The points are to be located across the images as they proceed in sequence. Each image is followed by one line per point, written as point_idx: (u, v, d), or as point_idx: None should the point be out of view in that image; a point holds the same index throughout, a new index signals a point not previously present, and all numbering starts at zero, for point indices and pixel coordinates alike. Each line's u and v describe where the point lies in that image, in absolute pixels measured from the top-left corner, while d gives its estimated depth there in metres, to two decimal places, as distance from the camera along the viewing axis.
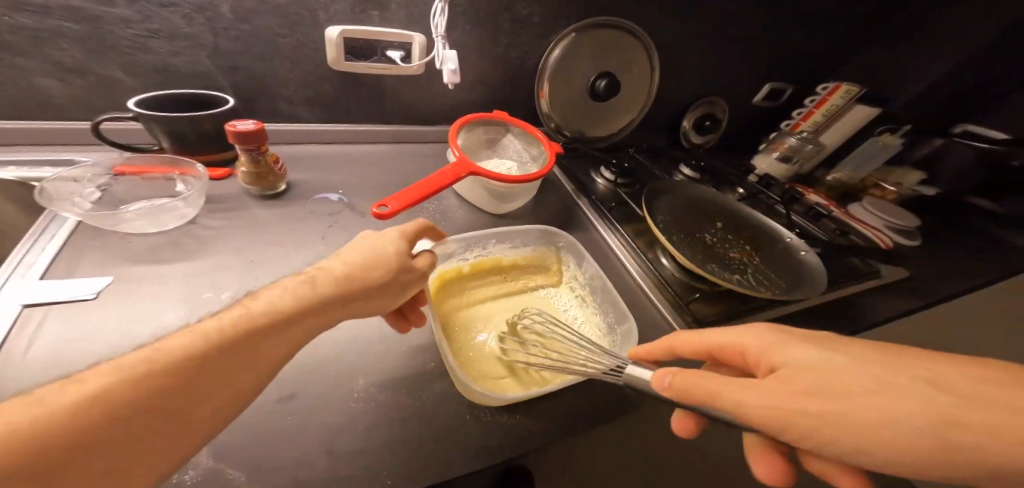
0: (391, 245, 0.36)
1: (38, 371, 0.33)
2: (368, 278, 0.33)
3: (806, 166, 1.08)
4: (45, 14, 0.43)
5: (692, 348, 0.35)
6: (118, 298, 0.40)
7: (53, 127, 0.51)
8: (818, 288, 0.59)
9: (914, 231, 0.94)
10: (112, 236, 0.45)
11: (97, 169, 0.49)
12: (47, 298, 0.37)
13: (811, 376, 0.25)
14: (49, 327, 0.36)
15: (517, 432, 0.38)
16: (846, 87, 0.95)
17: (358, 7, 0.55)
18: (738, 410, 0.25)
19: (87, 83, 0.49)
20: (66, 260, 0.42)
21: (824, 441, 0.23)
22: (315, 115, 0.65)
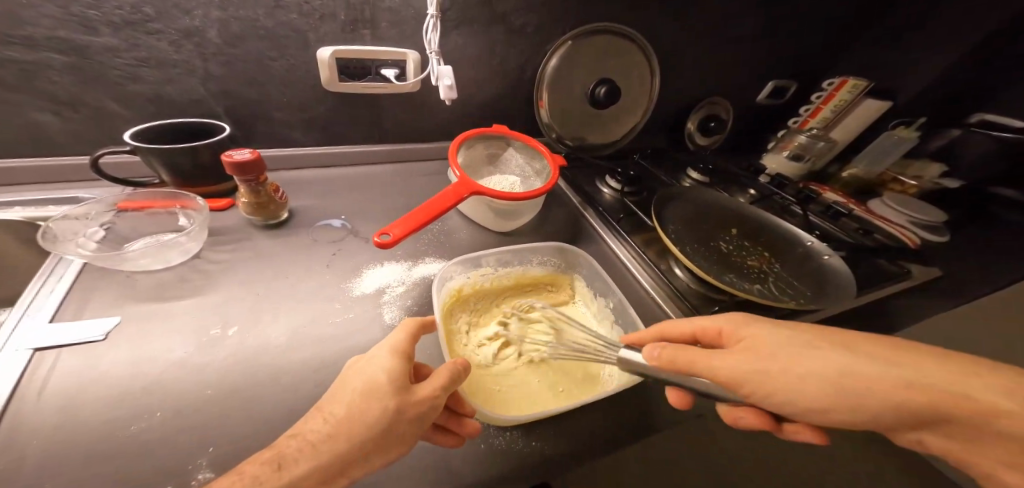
0: (382, 371, 0.29)
1: (47, 424, 0.27)
2: (361, 430, 0.26)
3: (818, 164, 1.05)
4: (33, 47, 0.42)
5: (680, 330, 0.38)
6: (131, 337, 0.34)
7: (47, 161, 0.50)
8: (848, 292, 0.54)
9: (942, 227, 0.89)
10: (118, 275, 0.40)
11: (100, 206, 0.46)
12: (59, 339, 0.33)
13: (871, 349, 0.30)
14: (64, 371, 0.31)
15: (533, 463, 0.34)
16: (853, 81, 0.93)
17: (348, 27, 0.54)
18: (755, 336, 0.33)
19: (82, 117, 0.49)
20: (81, 298, 0.37)
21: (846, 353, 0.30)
22: (311, 137, 0.64)
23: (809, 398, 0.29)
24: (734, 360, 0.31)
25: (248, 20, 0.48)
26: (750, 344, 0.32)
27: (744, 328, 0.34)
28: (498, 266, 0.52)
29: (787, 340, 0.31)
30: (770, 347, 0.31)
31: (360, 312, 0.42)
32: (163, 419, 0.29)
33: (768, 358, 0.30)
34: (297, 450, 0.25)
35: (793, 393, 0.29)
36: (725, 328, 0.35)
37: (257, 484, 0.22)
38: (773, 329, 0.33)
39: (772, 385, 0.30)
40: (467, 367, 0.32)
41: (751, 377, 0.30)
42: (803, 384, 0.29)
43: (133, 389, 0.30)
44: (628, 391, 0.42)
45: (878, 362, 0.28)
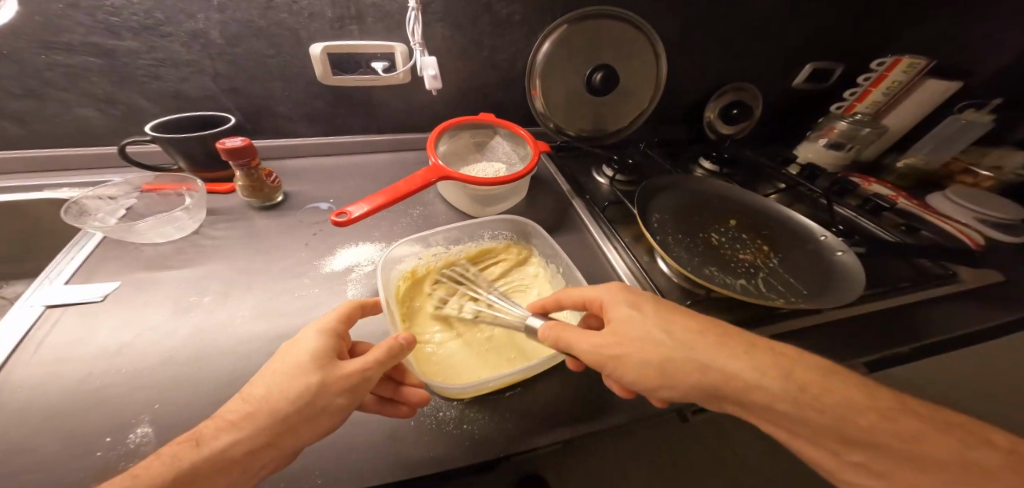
0: (306, 352, 0.29)
1: (38, 366, 0.33)
2: (280, 407, 0.26)
3: (864, 152, 0.94)
4: (73, 51, 0.49)
5: (569, 300, 0.38)
6: (121, 302, 0.40)
7: (92, 151, 0.58)
8: (855, 292, 0.47)
9: (1018, 225, 0.76)
10: (128, 247, 0.46)
11: (125, 187, 0.53)
12: (66, 298, 0.39)
13: (728, 338, 0.31)
14: (65, 325, 0.37)
15: (464, 443, 0.33)
16: (908, 60, 0.81)
17: (336, 23, 0.57)
18: (620, 320, 0.33)
19: (116, 111, 0.56)
20: (93, 266, 0.43)
21: (687, 344, 0.30)
22: (313, 129, 0.68)
23: (647, 377, 0.30)
24: (644, 353, 0.30)
25: (245, 22, 0.53)
26: (618, 329, 0.32)
27: (616, 307, 0.34)
28: (450, 244, 0.50)
29: (655, 321, 0.32)
30: (642, 330, 0.31)
31: (326, 288, 0.44)
32: (128, 378, 0.33)
33: (626, 342, 0.31)
34: (218, 428, 0.25)
35: (637, 374, 0.30)
36: (605, 302, 0.35)
37: (177, 461, 0.23)
38: (634, 308, 0.33)
39: (687, 373, 0.29)
40: (408, 343, 0.30)
41: (606, 359, 0.31)
42: (644, 367, 0.30)
43: (108, 351, 0.35)
44: (578, 381, 0.39)
45: (690, 346, 0.30)
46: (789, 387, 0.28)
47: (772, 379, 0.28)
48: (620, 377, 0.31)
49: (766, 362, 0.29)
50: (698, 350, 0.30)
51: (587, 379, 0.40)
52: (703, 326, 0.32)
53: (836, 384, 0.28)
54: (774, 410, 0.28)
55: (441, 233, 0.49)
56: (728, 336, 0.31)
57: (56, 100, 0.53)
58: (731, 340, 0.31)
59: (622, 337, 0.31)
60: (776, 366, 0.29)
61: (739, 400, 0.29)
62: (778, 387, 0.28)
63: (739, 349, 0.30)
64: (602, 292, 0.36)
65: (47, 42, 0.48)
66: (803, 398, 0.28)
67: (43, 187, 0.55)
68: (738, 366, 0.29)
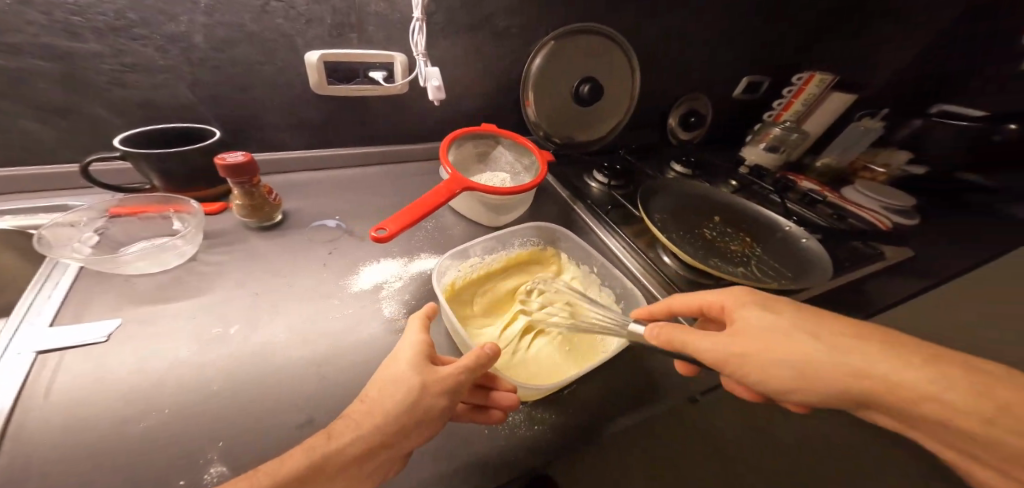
0: (405, 362, 0.30)
1: (52, 413, 0.29)
2: (392, 406, 0.27)
3: (796, 153, 1.09)
4: (19, 53, 0.44)
5: (685, 304, 0.41)
6: (131, 339, 0.35)
7: (39, 171, 0.51)
8: (826, 272, 0.56)
9: (911, 211, 0.95)
10: (115, 280, 0.41)
11: (91, 212, 0.46)
12: (60, 342, 0.34)
13: (889, 350, 0.30)
14: (70, 365, 0.32)
15: (534, 443, 0.34)
16: (819, 77, 0.98)
17: (334, 31, 0.56)
18: (746, 320, 0.35)
19: (71, 123, 0.50)
20: (79, 302, 0.38)
21: (832, 346, 0.31)
22: (302, 141, 0.65)
23: (781, 376, 0.32)
24: (784, 357, 0.32)
25: (235, 26, 0.51)
26: (748, 333, 0.34)
27: (742, 309, 0.36)
28: (485, 254, 0.51)
29: (794, 325, 0.33)
30: (771, 333, 0.33)
31: (358, 308, 0.43)
32: (169, 416, 0.30)
33: (754, 341, 0.33)
34: (344, 426, 0.26)
35: (769, 373, 0.33)
36: (728, 305, 0.38)
37: (314, 449, 0.24)
38: (764, 309, 0.35)
39: (829, 375, 0.30)
40: (494, 351, 0.31)
41: (731, 358, 0.34)
42: (780, 366, 0.32)
43: (139, 387, 0.32)
44: (621, 374, 0.42)
45: (840, 349, 0.31)
46: (888, 373, 0.29)
47: (874, 365, 0.29)
48: (745, 376, 0.34)
49: (873, 355, 0.30)
50: (844, 355, 0.30)
51: (628, 371, 0.43)
52: (853, 333, 0.32)
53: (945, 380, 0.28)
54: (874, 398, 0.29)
55: (477, 244, 0.49)
56: (863, 336, 0.31)
57: None
58: (863, 342, 0.31)
59: (755, 342, 0.33)
60: (890, 364, 0.29)
61: (873, 401, 0.29)
62: (892, 378, 0.29)
63: (841, 343, 0.31)
64: (725, 296, 0.38)
65: None
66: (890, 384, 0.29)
67: None
68: (886, 366, 0.29)
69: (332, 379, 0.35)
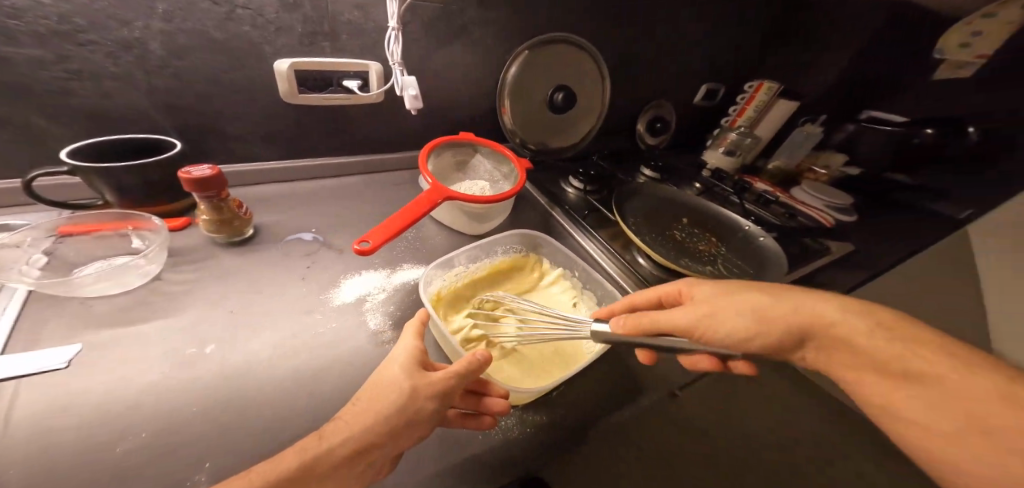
0: (398, 366, 0.30)
1: (12, 448, 0.27)
2: (383, 409, 0.27)
3: (750, 157, 1.18)
4: None
5: (647, 296, 0.44)
6: (96, 364, 0.33)
7: None
8: (782, 268, 0.62)
9: (849, 209, 1.06)
10: (70, 304, 0.38)
11: (37, 232, 0.42)
12: (7, 371, 0.30)
13: (834, 303, 0.36)
14: (29, 396, 0.30)
15: (528, 444, 0.35)
16: (767, 85, 1.08)
17: (306, 39, 0.55)
18: (699, 292, 0.41)
19: (7, 136, 0.46)
20: (32, 329, 0.35)
21: (775, 298, 0.37)
22: (272, 152, 0.63)
23: (740, 326, 0.37)
24: (740, 311, 0.37)
25: (197, 32, 0.48)
26: (709, 297, 0.40)
27: (694, 287, 0.42)
28: (469, 262, 0.52)
29: (738, 288, 0.40)
30: (721, 296, 0.39)
31: (342, 322, 0.42)
32: (147, 441, 0.29)
33: (709, 304, 0.39)
34: (336, 427, 0.26)
35: (728, 326, 0.37)
36: (683, 288, 0.43)
37: (307, 451, 0.24)
38: (708, 285, 0.41)
39: (784, 317, 0.36)
40: (485, 358, 0.31)
41: (697, 320, 0.38)
42: (735, 316, 0.37)
43: (112, 413, 0.30)
44: (606, 373, 0.44)
45: (775, 300, 0.37)
46: (861, 324, 0.33)
47: (845, 316, 0.34)
48: (713, 333, 0.37)
49: (847, 308, 0.35)
50: (779, 303, 0.37)
51: (611, 369, 0.45)
52: (796, 293, 0.38)
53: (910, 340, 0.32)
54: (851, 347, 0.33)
55: (461, 253, 0.50)
56: (815, 296, 0.37)
57: None
58: (813, 298, 0.37)
59: (713, 303, 0.39)
60: (848, 311, 0.35)
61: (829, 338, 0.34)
62: (851, 326, 0.33)
63: (817, 299, 0.37)
64: (678, 284, 0.43)
65: None
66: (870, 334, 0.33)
67: None
68: (827, 309, 0.35)
69: (322, 395, 0.35)
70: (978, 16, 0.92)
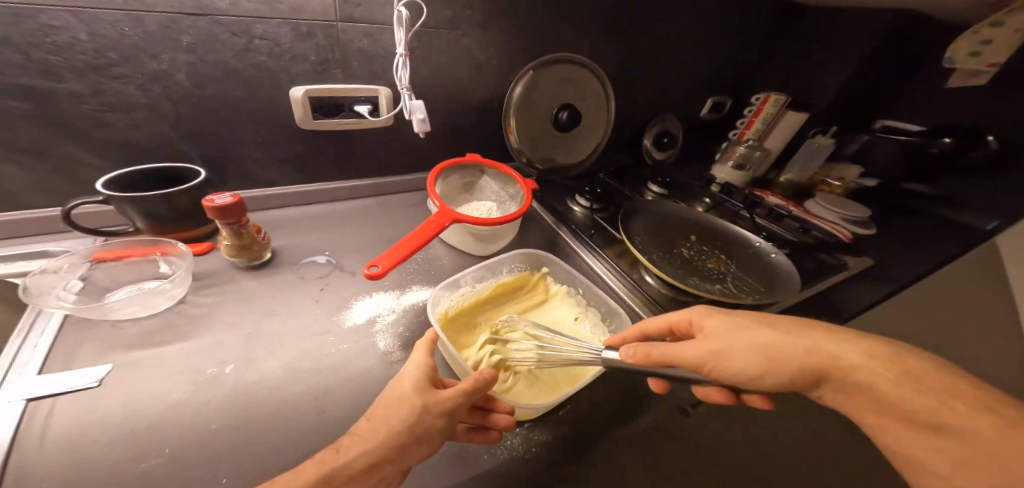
0: (410, 381, 0.30)
1: (45, 463, 0.28)
2: (393, 425, 0.27)
3: (760, 170, 1.16)
4: None
5: (655, 324, 0.43)
6: (123, 382, 0.34)
7: (14, 217, 0.50)
8: (793, 286, 0.61)
9: (867, 221, 1.03)
10: (101, 325, 0.39)
11: (74, 259, 0.45)
12: (50, 389, 0.32)
13: (848, 343, 0.34)
14: (63, 413, 0.31)
15: (536, 464, 0.35)
16: (774, 96, 1.08)
17: (319, 67, 0.57)
18: (709, 326, 0.39)
19: (49, 166, 0.49)
20: (66, 350, 0.36)
21: (788, 340, 0.35)
22: (289, 177, 0.65)
23: (751, 364, 0.35)
24: (750, 350, 0.36)
25: (218, 63, 0.51)
26: (721, 334, 0.38)
27: (707, 318, 0.40)
28: (475, 282, 0.52)
29: (753, 322, 0.38)
30: (732, 331, 0.37)
31: (352, 343, 0.42)
32: (166, 458, 0.29)
33: (721, 340, 0.37)
34: (351, 441, 0.26)
35: (738, 364, 0.35)
36: (694, 317, 0.41)
37: (323, 464, 0.24)
38: (722, 316, 0.40)
39: (796, 360, 0.34)
40: (492, 377, 0.31)
41: (708, 356, 0.36)
42: (749, 355, 0.36)
43: (136, 429, 0.31)
44: (616, 394, 0.43)
45: (793, 335, 0.36)
46: (880, 364, 0.32)
47: (869, 358, 0.33)
48: (721, 372, 0.36)
49: (866, 347, 0.34)
50: (794, 340, 0.35)
51: (621, 389, 0.44)
52: (810, 330, 0.36)
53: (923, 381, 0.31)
54: (867, 386, 0.32)
55: (467, 274, 0.50)
56: (827, 333, 0.36)
57: None
58: (827, 336, 0.35)
59: (723, 340, 0.37)
60: (870, 350, 0.34)
61: (845, 379, 0.33)
62: (866, 365, 0.33)
63: (831, 337, 0.35)
64: (689, 311, 0.42)
65: None
66: (887, 371, 0.32)
67: None
68: (846, 350, 0.34)
69: (334, 415, 0.35)
70: (985, 24, 0.90)
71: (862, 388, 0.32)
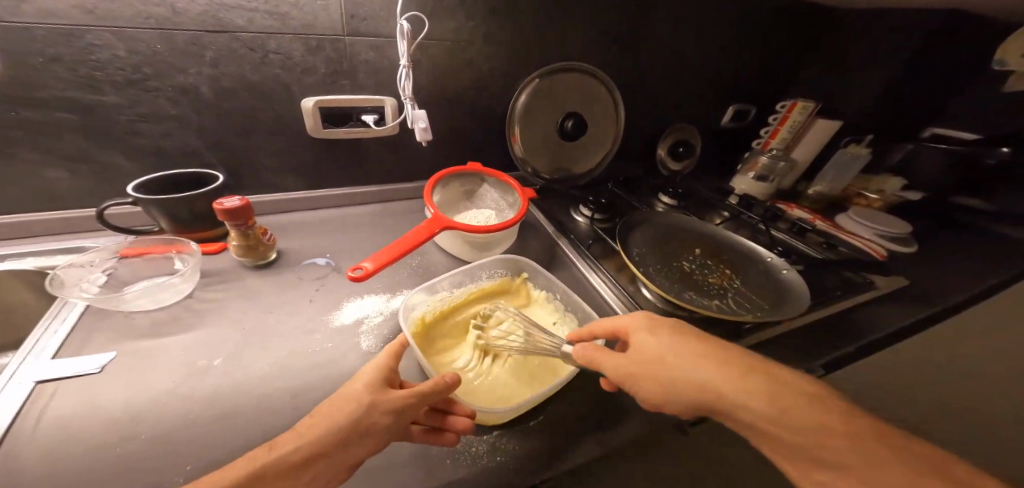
0: (361, 381, 0.32)
1: (39, 440, 0.31)
2: (336, 420, 0.29)
3: (785, 182, 1.10)
4: (46, 107, 0.49)
5: (602, 329, 0.42)
6: (122, 370, 0.38)
7: (61, 216, 0.56)
8: (801, 302, 0.57)
9: (908, 238, 0.95)
10: (117, 316, 0.43)
11: (104, 254, 0.50)
12: (57, 372, 0.36)
13: (755, 382, 0.32)
14: (63, 396, 0.34)
15: (501, 472, 0.35)
16: (801, 103, 1.01)
17: (328, 79, 0.61)
18: (640, 342, 0.38)
19: (91, 171, 0.55)
20: (80, 338, 0.40)
21: (700, 374, 0.33)
22: (300, 182, 0.69)
23: (654, 390, 0.35)
24: (657, 376, 0.35)
25: (237, 76, 0.56)
26: (642, 353, 0.37)
27: (638, 333, 0.39)
28: (453, 288, 0.53)
29: (670, 347, 0.36)
30: (657, 353, 0.36)
31: (338, 342, 0.44)
32: (145, 442, 0.32)
33: (638, 360, 0.36)
34: (291, 436, 0.28)
35: (646, 387, 0.36)
36: (631, 331, 0.39)
37: (253, 460, 0.26)
38: (652, 333, 0.38)
39: (690, 393, 0.34)
40: (455, 381, 0.33)
41: (624, 376, 0.36)
42: (654, 381, 0.35)
43: (125, 414, 0.34)
44: (595, 408, 0.42)
45: (699, 367, 0.34)
46: (768, 406, 0.31)
47: (755, 396, 0.31)
48: (633, 391, 0.37)
49: (757, 387, 0.32)
50: (699, 373, 0.33)
51: (600, 403, 0.43)
52: (728, 362, 0.34)
53: (816, 415, 0.30)
54: (755, 427, 0.31)
55: (444, 280, 0.51)
56: (738, 367, 0.33)
57: (24, 162, 0.51)
58: (742, 371, 0.33)
59: (641, 362, 0.36)
60: (766, 392, 0.31)
61: (732, 416, 0.32)
62: (755, 407, 0.31)
63: (738, 374, 0.33)
64: (629, 321, 0.40)
65: (21, 100, 0.47)
66: (778, 408, 0.30)
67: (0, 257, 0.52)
68: (735, 390, 0.32)
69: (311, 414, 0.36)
70: None
71: (759, 430, 0.31)
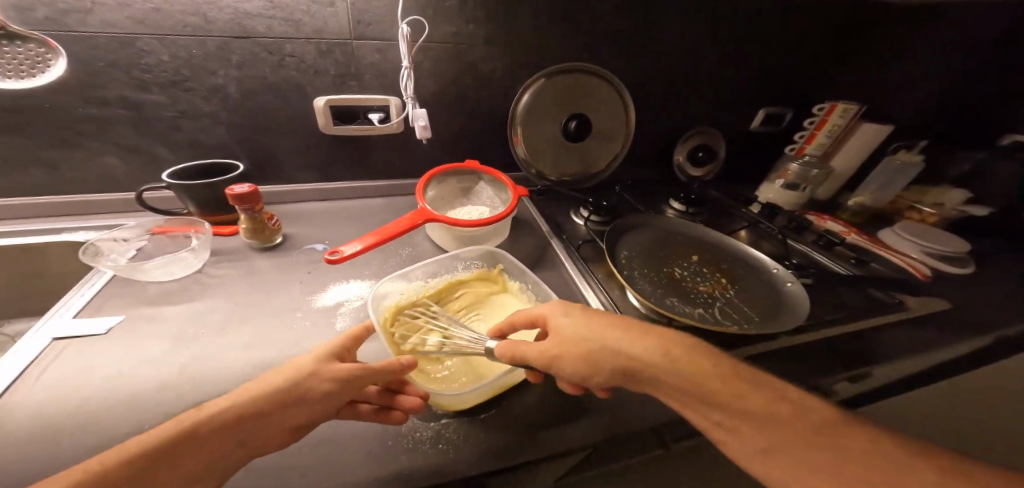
0: (310, 355, 0.35)
1: (43, 389, 0.37)
2: (276, 385, 0.32)
3: (818, 191, 1.02)
4: (106, 104, 0.57)
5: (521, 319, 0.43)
6: (123, 333, 0.43)
7: (113, 197, 0.64)
8: (796, 315, 0.54)
9: (966, 258, 0.83)
10: (136, 286, 0.50)
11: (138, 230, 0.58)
12: (72, 331, 0.42)
13: (677, 352, 0.36)
14: (70, 353, 0.40)
15: (442, 459, 0.35)
16: (844, 106, 0.91)
17: (337, 80, 0.65)
18: (559, 325, 0.39)
19: (139, 160, 0.63)
20: (98, 303, 0.47)
21: (621, 346, 0.36)
22: (312, 176, 0.75)
23: (581, 367, 0.36)
24: (576, 354, 0.36)
25: (258, 78, 0.62)
26: (561, 334, 0.38)
27: (556, 317, 0.40)
28: (429, 277, 0.56)
29: (585, 323, 0.38)
30: (575, 333, 0.37)
31: (316, 322, 0.48)
32: (122, 400, 0.36)
33: (561, 343, 0.37)
34: (237, 395, 0.31)
35: (571, 367, 0.36)
36: (548, 316, 0.41)
37: (184, 420, 0.28)
38: (566, 314, 0.40)
39: (602, 361, 0.36)
40: (410, 363, 0.37)
41: (551, 357, 0.37)
42: (578, 359, 0.36)
43: (113, 374, 0.39)
44: (551, 408, 0.42)
45: (611, 340, 0.36)
46: (684, 371, 0.34)
47: (673, 361, 0.35)
48: (561, 372, 0.37)
49: (685, 355, 0.35)
50: (614, 346, 0.36)
51: (559, 403, 0.42)
52: (643, 333, 0.38)
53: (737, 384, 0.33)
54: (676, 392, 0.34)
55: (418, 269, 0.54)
56: (668, 341, 0.37)
57: (88, 150, 0.60)
58: (673, 343, 0.37)
59: (563, 342, 0.37)
60: (691, 360, 0.35)
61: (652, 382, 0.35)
62: (674, 377, 0.34)
63: (658, 345, 0.36)
64: (546, 308, 0.42)
65: (86, 98, 0.56)
66: (695, 376, 0.34)
67: (62, 230, 0.61)
68: (646, 355, 0.35)
69: None
70: None
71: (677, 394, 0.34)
